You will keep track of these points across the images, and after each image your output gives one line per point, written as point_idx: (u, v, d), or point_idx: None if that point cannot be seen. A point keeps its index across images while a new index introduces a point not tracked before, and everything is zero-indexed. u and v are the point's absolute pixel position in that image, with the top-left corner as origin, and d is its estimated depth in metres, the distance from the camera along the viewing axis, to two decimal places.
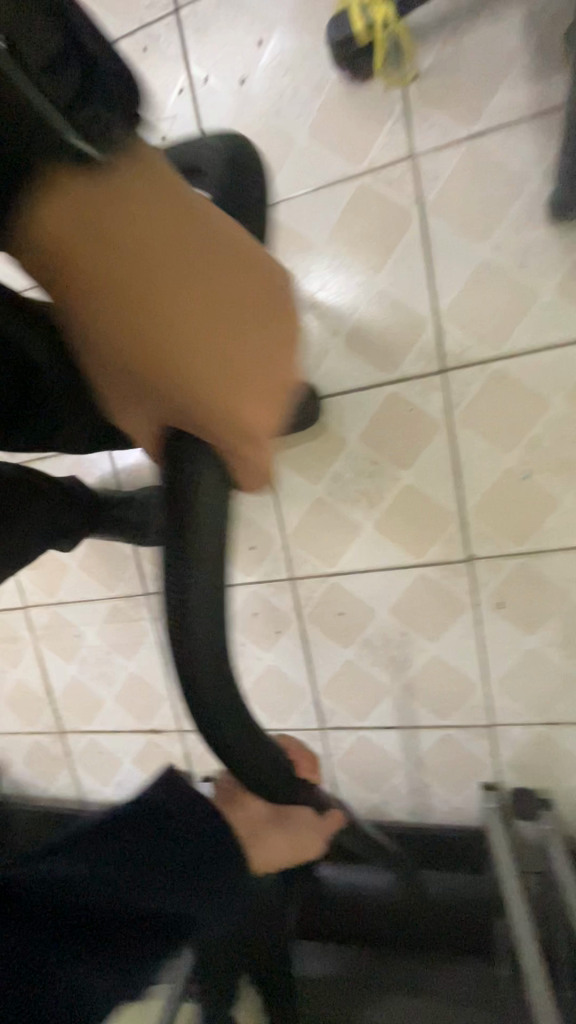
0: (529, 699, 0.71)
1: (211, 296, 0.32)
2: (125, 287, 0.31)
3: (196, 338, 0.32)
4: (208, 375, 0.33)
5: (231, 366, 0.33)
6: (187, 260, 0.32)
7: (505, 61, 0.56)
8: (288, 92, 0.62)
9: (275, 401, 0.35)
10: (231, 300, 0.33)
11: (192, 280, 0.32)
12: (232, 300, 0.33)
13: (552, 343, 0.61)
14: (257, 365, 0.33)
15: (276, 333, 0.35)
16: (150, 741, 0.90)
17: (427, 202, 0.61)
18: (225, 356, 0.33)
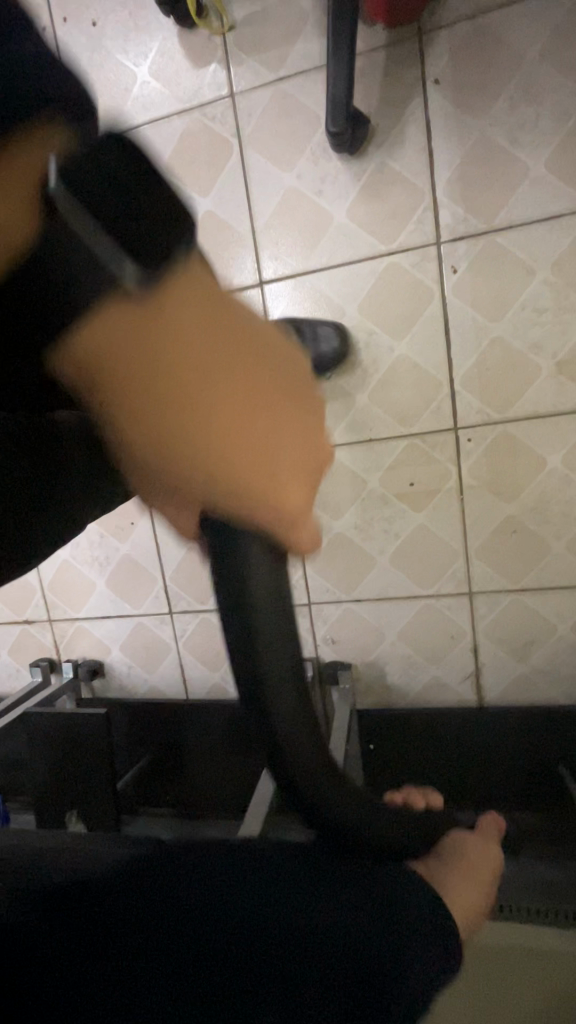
0: (338, 577, 0.82)
1: (209, 327, 0.26)
2: (158, 384, 0.25)
3: (225, 420, 0.26)
4: (266, 474, 0.27)
5: (293, 468, 0.27)
6: (210, 334, 0.26)
7: (301, 18, 0.67)
8: (132, 34, 0.73)
9: (315, 471, 0.29)
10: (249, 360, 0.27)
11: (214, 346, 0.26)
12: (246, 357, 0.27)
13: (347, 259, 0.72)
14: (283, 436, 0.27)
15: (299, 401, 0.28)
16: (22, 630, 0.98)
17: (245, 135, 0.72)
18: (253, 424, 0.26)
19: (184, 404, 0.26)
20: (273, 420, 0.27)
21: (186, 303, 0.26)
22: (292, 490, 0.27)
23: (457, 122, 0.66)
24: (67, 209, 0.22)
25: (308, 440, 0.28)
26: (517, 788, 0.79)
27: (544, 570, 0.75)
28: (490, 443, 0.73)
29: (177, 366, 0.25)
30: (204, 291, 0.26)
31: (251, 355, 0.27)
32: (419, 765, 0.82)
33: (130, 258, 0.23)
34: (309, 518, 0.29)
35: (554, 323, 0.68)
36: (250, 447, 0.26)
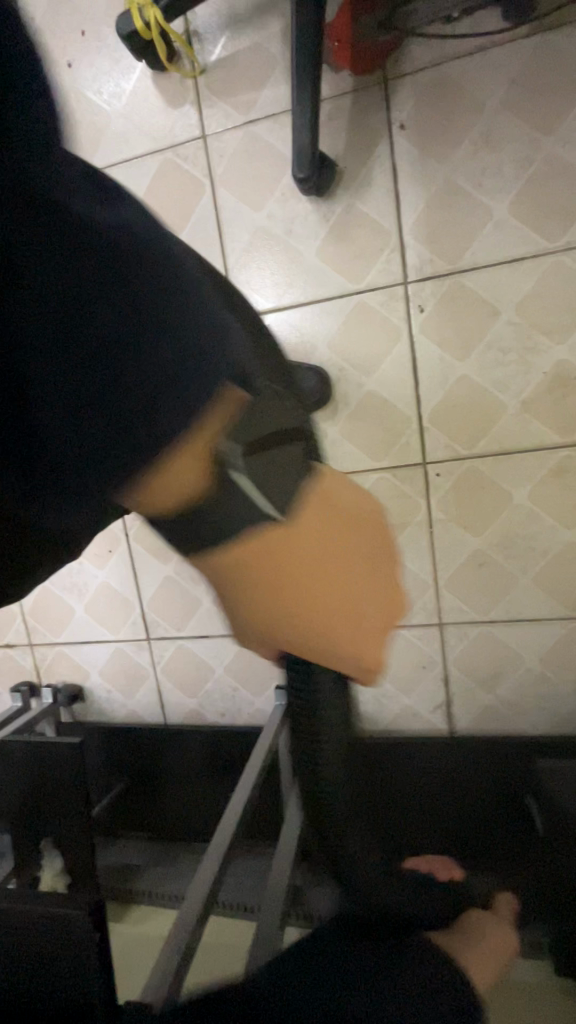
0: None
1: (319, 515, 0.31)
2: (265, 556, 0.30)
3: (323, 576, 0.30)
4: (351, 627, 0.31)
5: (369, 618, 0.32)
6: (318, 515, 0.31)
7: (270, 63, 0.69)
8: (106, 76, 0.74)
9: (391, 608, 0.33)
10: (350, 526, 0.32)
11: (326, 533, 0.31)
12: (347, 523, 0.32)
13: (316, 297, 0.73)
14: (361, 585, 0.32)
15: (375, 556, 0.33)
16: (3, 654, 0.99)
17: (216, 175, 0.73)
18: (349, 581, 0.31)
19: (294, 598, 0.30)
20: (357, 575, 0.32)
21: (303, 511, 0.30)
22: (373, 637, 0.32)
23: (422, 166, 0.67)
24: (247, 484, 0.28)
25: (387, 609, 0.33)
26: (490, 823, 0.79)
27: (512, 602, 0.76)
28: (457, 478, 0.74)
29: (288, 541, 0.30)
30: (321, 493, 0.32)
31: (347, 541, 0.32)
32: (392, 793, 0.82)
33: (273, 505, 0.29)
34: (380, 646, 0.32)
35: (518, 361, 0.69)
36: (339, 601, 0.31)
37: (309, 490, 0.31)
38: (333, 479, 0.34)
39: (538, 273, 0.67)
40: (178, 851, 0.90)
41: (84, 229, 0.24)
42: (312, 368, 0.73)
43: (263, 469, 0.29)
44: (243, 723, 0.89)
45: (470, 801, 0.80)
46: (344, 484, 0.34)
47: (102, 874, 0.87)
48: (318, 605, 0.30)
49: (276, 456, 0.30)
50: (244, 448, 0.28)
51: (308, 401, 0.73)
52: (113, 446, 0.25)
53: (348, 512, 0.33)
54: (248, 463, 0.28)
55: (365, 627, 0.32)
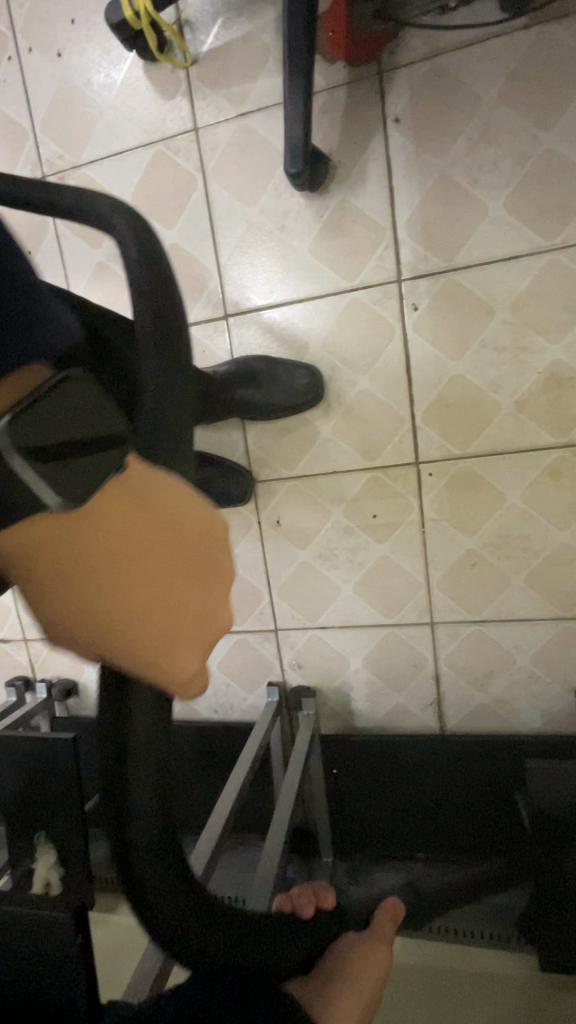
0: (303, 605, 0.83)
1: (131, 508, 0.31)
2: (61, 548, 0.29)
3: (122, 572, 0.30)
4: (153, 635, 0.31)
5: (177, 627, 0.31)
6: (128, 512, 0.31)
7: (263, 53, 0.68)
8: (97, 66, 0.73)
9: (203, 605, 0.33)
10: (168, 525, 0.32)
11: (132, 526, 0.31)
12: (166, 522, 0.32)
13: (310, 294, 0.72)
14: (167, 589, 0.31)
15: (197, 558, 0.33)
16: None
17: (209, 168, 0.72)
18: (154, 577, 0.31)
19: (106, 588, 0.30)
20: (165, 573, 0.31)
21: (114, 502, 0.31)
22: (179, 646, 0.32)
23: (416, 161, 0.66)
24: (19, 466, 0.27)
25: (207, 617, 0.33)
26: (479, 820, 0.80)
27: (504, 603, 0.76)
28: (451, 478, 0.74)
29: (84, 532, 0.30)
30: (135, 488, 0.32)
31: (166, 536, 0.32)
32: (382, 790, 0.83)
33: (58, 495, 0.28)
34: (187, 654, 0.32)
35: (513, 361, 0.69)
36: (135, 607, 0.31)
37: (118, 486, 0.31)
38: (160, 481, 0.33)
39: (533, 272, 0.66)
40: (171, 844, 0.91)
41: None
42: (305, 366, 0.73)
43: (53, 452, 0.28)
44: (236, 719, 0.89)
45: (460, 798, 0.80)
46: (167, 481, 0.33)
47: (95, 867, 0.88)
48: (129, 602, 0.30)
49: (69, 435, 0.29)
50: (11, 430, 0.26)
51: (301, 399, 0.73)
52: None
53: (179, 511, 0.33)
54: (25, 451, 0.27)
55: (184, 634, 0.32)
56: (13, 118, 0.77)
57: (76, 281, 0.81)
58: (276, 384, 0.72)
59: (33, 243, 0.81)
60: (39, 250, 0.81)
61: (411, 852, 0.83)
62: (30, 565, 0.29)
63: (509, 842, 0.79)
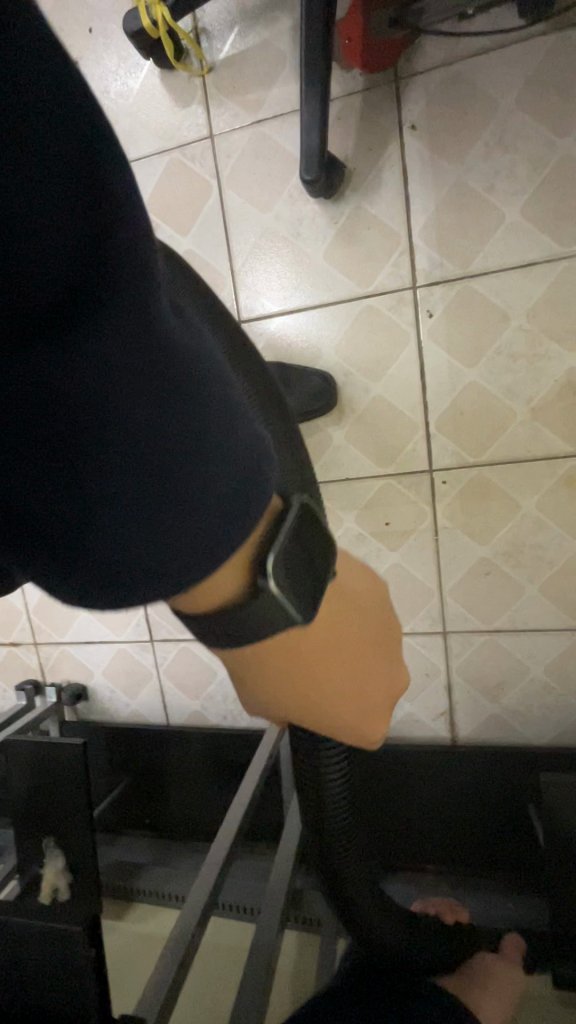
0: None
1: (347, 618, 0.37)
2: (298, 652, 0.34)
3: (344, 675, 0.36)
4: (360, 720, 0.38)
5: (377, 708, 0.38)
6: (342, 619, 0.36)
7: (278, 60, 0.68)
8: (114, 73, 0.73)
9: (389, 682, 0.39)
10: (368, 625, 0.38)
11: (350, 637, 0.37)
12: (365, 624, 0.38)
13: (324, 300, 0.72)
14: (374, 680, 0.38)
15: (385, 646, 0.39)
16: (9, 651, 1.00)
17: (224, 176, 0.72)
18: (361, 680, 0.37)
19: (325, 676, 0.36)
20: (371, 672, 0.38)
21: (331, 609, 0.36)
22: (377, 723, 0.39)
23: (432, 168, 0.66)
24: (282, 594, 0.31)
25: (389, 687, 0.39)
26: (491, 835, 0.79)
27: (518, 612, 0.75)
28: (464, 485, 0.73)
29: (321, 639, 0.35)
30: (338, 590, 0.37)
31: (361, 624, 0.38)
32: (392, 800, 0.82)
33: (302, 614, 0.32)
34: (381, 725, 0.39)
35: (528, 368, 0.68)
36: (352, 698, 0.37)
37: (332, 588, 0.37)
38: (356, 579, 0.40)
39: (550, 278, 0.65)
40: (179, 849, 0.90)
41: (161, 340, 0.24)
42: (318, 372, 0.72)
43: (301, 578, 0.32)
44: (246, 725, 0.89)
45: (470, 808, 0.79)
46: (358, 569, 0.41)
47: (104, 872, 0.88)
48: (338, 687, 0.36)
49: (306, 556, 0.33)
50: (282, 557, 0.31)
51: (314, 405, 0.72)
52: (143, 557, 0.24)
53: (366, 605, 0.39)
54: (285, 571, 0.31)
55: (376, 705, 0.38)
56: None
57: None
58: (289, 391, 0.72)
59: None
60: None
61: (421, 863, 0.82)
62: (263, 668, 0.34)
63: (521, 853, 0.78)
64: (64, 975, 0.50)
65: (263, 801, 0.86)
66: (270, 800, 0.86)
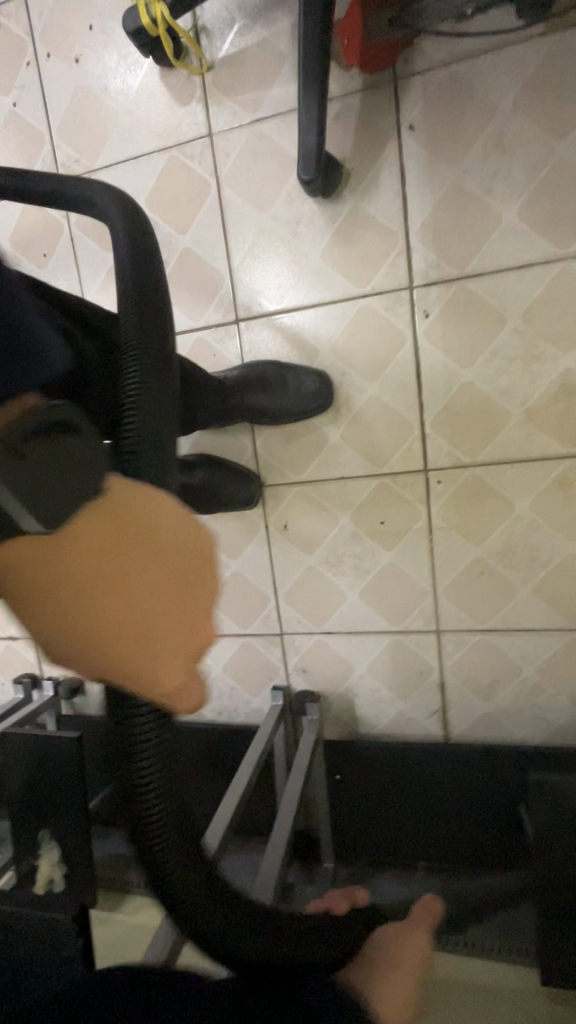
0: (308, 610, 0.83)
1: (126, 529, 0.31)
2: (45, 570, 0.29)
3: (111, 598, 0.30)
4: (144, 669, 0.30)
5: (168, 656, 0.31)
6: (111, 533, 0.31)
7: (278, 60, 0.68)
8: (114, 71, 0.73)
9: (187, 617, 0.32)
10: (173, 554, 0.32)
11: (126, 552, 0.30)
12: (171, 554, 0.32)
13: (321, 299, 0.72)
14: (160, 608, 0.31)
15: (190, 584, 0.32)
16: (7, 646, 1.00)
17: (223, 173, 0.72)
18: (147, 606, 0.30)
19: (87, 608, 0.29)
20: (158, 599, 0.31)
21: (87, 531, 0.30)
22: (172, 674, 0.31)
23: (430, 169, 0.66)
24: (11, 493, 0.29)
25: (189, 622, 0.32)
26: (482, 832, 0.80)
27: (511, 613, 0.75)
28: (458, 486, 0.73)
29: (78, 553, 0.30)
30: (103, 516, 0.31)
31: (135, 553, 0.30)
32: (384, 797, 0.83)
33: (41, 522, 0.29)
34: (181, 672, 0.32)
35: (523, 370, 0.68)
36: (128, 627, 0.30)
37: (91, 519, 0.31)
38: (153, 511, 0.32)
39: (546, 281, 0.65)
40: None
41: None
42: (314, 371, 0.73)
43: (41, 488, 0.29)
44: (240, 720, 0.90)
45: (461, 804, 0.80)
46: (147, 499, 0.33)
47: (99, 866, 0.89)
48: (107, 617, 0.30)
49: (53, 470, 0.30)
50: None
51: (310, 403, 0.73)
52: None
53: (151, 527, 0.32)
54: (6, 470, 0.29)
55: (167, 647, 0.31)
56: (31, 122, 0.78)
57: (88, 282, 0.81)
58: (285, 389, 0.72)
59: (47, 245, 0.82)
60: (53, 253, 0.82)
61: (412, 859, 0.83)
62: (21, 598, 0.30)
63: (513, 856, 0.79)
64: (53, 960, 0.52)
65: (256, 796, 0.87)
66: (263, 795, 0.87)
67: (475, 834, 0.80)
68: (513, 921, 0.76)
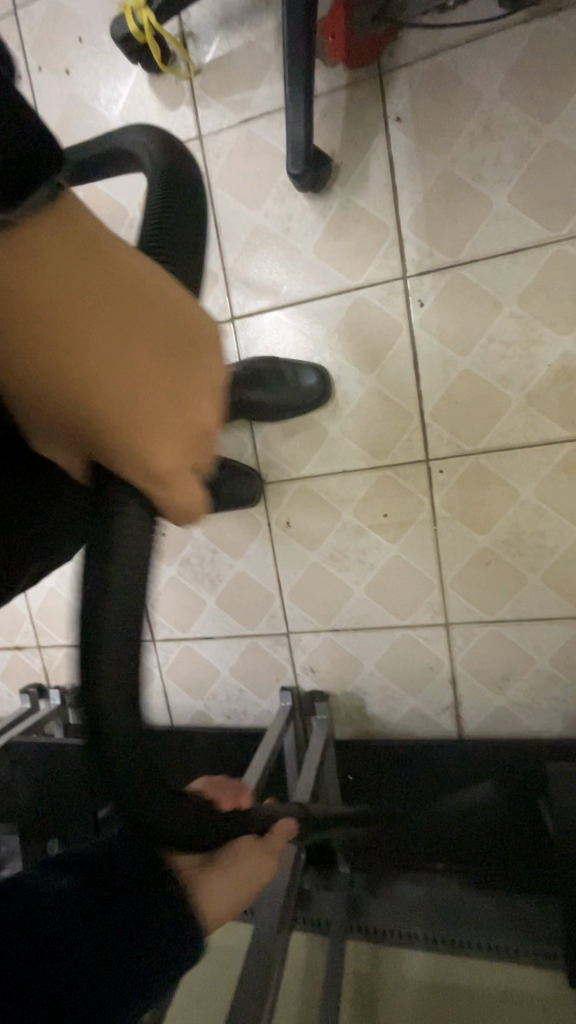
0: (315, 607, 0.82)
1: (122, 283, 0.28)
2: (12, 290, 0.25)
3: (115, 350, 0.28)
4: (139, 449, 0.31)
5: (166, 438, 0.32)
6: (106, 277, 0.27)
7: (264, 60, 0.69)
8: (103, 79, 0.75)
9: (190, 368, 0.31)
10: (183, 330, 0.30)
11: (118, 303, 0.27)
12: (183, 330, 0.30)
13: (316, 293, 0.72)
14: (165, 377, 0.30)
15: (193, 364, 0.31)
16: (14, 656, 0.99)
17: (214, 174, 0.73)
18: (150, 375, 0.29)
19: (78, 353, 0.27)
20: (156, 358, 0.29)
21: (59, 255, 0.26)
22: (168, 457, 0.32)
23: (419, 158, 0.66)
24: None
25: (190, 405, 0.32)
26: (501, 829, 0.78)
27: (521, 602, 0.74)
28: (462, 475, 0.72)
29: (58, 294, 0.26)
30: (106, 261, 0.27)
31: (151, 325, 0.29)
32: (400, 796, 0.83)
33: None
34: (168, 443, 0.32)
35: (522, 353, 0.68)
36: (118, 384, 0.29)
37: (52, 227, 0.26)
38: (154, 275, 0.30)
39: (540, 264, 0.65)
40: None
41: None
42: (312, 367, 0.73)
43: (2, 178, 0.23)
44: (249, 723, 0.88)
45: (471, 803, 0.78)
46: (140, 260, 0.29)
47: None
48: (99, 373, 0.28)
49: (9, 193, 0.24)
50: None
51: (308, 399, 0.72)
52: None
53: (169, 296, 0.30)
54: None
55: (162, 421, 0.31)
56: None
57: None
58: (282, 383, 0.72)
59: None
60: None
61: (432, 862, 0.81)
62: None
63: (526, 861, 0.77)
64: None
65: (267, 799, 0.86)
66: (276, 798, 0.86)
67: (490, 832, 0.78)
68: (537, 920, 0.73)
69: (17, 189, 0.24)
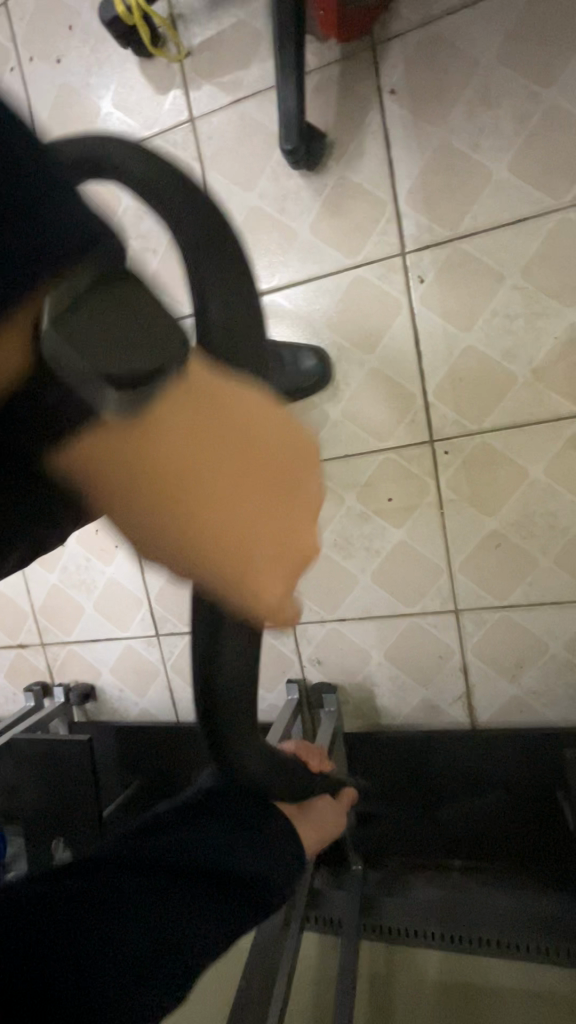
0: (320, 597, 0.80)
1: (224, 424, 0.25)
2: (117, 468, 0.24)
3: (217, 492, 0.25)
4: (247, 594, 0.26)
5: (273, 571, 0.26)
6: (209, 412, 0.25)
7: (255, 38, 0.68)
8: (94, 66, 0.74)
9: (297, 493, 0.27)
10: (282, 456, 0.26)
11: (223, 444, 0.25)
12: (282, 456, 0.26)
13: (313, 274, 0.71)
14: (271, 512, 0.26)
15: (297, 484, 0.27)
16: (18, 654, 0.98)
17: (206, 157, 0.72)
18: (256, 510, 0.25)
19: (179, 505, 0.25)
20: (261, 491, 0.26)
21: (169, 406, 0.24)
22: (276, 595, 0.27)
23: (415, 131, 0.65)
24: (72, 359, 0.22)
25: (297, 533, 0.27)
26: (517, 821, 0.75)
27: (532, 586, 0.71)
28: (467, 455, 0.70)
29: (166, 451, 0.24)
30: (200, 402, 0.25)
31: (253, 455, 0.26)
32: (415, 798, 0.79)
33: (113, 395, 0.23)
34: (278, 578, 0.27)
35: (526, 327, 0.66)
36: (226, 526, 0.25)
37: (172, 399, 0.24)
38: (260, 411, 0.27)
39: (542, 233, 0.63)
40: None
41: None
42: (311, 349, 0.71)
43: (122, 340, 0.23)
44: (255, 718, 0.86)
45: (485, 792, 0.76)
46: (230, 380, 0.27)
47: None
48: (203, 525, 0.25)
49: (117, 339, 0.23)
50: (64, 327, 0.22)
51: (308, 382, 0.70)
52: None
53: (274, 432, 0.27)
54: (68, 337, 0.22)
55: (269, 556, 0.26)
56: None
57: None
58: None
59: None
60: None
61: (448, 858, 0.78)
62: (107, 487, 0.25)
63: (545, 853, 0.74)
64: None
65: None
66: None
67: (507, 826, 0.75)
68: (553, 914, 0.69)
69: (113, 346, 0.22)
